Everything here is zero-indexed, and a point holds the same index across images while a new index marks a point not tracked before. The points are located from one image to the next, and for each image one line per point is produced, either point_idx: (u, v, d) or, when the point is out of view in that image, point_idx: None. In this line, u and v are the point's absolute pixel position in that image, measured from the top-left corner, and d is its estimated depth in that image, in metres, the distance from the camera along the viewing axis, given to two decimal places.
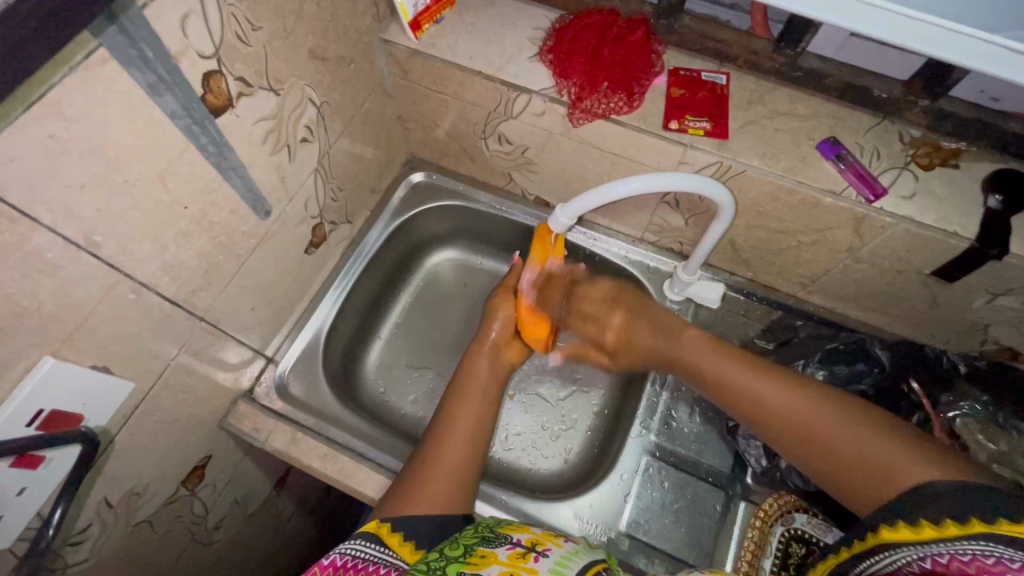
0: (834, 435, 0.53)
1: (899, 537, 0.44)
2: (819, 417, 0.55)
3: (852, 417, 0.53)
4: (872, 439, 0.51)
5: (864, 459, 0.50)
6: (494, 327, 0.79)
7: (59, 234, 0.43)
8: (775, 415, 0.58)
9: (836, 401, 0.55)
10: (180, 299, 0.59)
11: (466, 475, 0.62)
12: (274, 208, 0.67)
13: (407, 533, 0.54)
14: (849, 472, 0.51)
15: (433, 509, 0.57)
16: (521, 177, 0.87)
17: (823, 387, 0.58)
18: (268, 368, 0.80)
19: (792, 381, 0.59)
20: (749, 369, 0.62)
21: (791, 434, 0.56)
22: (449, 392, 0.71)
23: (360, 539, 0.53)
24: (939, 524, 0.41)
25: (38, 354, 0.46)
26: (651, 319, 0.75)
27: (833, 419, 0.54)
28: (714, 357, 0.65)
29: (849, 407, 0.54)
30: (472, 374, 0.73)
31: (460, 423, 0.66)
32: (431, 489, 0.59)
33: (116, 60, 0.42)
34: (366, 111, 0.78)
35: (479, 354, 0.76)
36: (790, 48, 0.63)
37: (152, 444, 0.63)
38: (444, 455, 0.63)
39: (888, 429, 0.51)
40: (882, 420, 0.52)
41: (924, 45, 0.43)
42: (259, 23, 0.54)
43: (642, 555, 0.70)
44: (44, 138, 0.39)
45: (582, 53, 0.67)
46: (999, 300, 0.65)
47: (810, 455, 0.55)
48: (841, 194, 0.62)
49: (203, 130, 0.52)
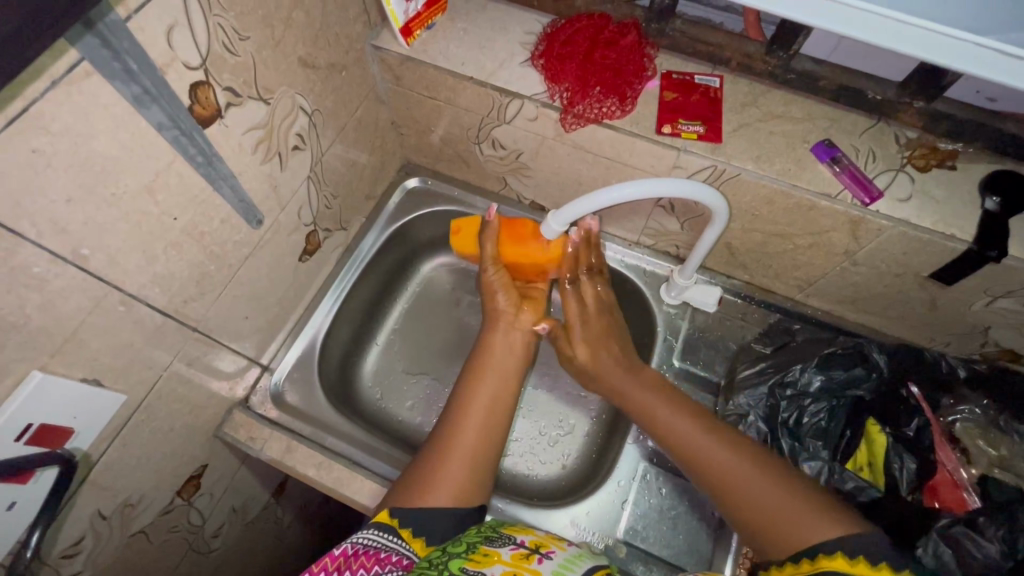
0: (747, 484, 0.57)
1: (835, 566, 0.46)
2: (737, 463, 0.58)
3: (766, 473, 0.57)
4: (779, 494, 0.55)
5: (764, 511, 0.54)
6: (501, 300, 0.77)
7: (45, 248, 0.43)
8: (696, 456, 0.61)
9: (756, 455, 0.59)
10: (172, 310, 0.59)
11: (479, 467, 0.63)
12: (267, 217, 0.67)
13: (417, 528, 0.56)
14: (753, 521, 0.55)
15: (450, 501, 0.59)
16: (516, 182, 0.87)
17: (752, 446, 0.61)
18: (263, 377, 0.79)
19: (718, 429, 0.62)
20: (688, 409, 0.66)
21: (707, 476, 0.60)
22: (462, 379, 0.72)
23: (373, 529, 0.54)
24: (875, 565, 0.45)
25: (27, 368, 0.45)
26: (621, 353, 0.73)
27: (746, 470, 0.58)
28: (657, 401, 0.67)
29: (769, 470, 0.57)
30: (488, 352, 0.74)
31: (472, 410, 0.67)
32: (444, 479, 0.60)
33: (99, 73, 0.41)
34: (360, 117, 0.78)
35: (496, 329, 0.76)
36: (783, 51, 0.62)
37: (146, 455, 0.63)
38: (456, 445, 0.63)
39: (796, 487, 0.55)
40: (794, 479, 0.56)
41: (911, 49, 0.43)
42: (247, 32, 0.53)
43: (640, 562, 0.70)
44: (27, 152, 0.39)
45: (573, 57, 0.66)
46: (999, 302, 0.64)
47: (724, 497, 0.58)
48: (837, 197, 0.61)
49: (191, 141, 0.51)
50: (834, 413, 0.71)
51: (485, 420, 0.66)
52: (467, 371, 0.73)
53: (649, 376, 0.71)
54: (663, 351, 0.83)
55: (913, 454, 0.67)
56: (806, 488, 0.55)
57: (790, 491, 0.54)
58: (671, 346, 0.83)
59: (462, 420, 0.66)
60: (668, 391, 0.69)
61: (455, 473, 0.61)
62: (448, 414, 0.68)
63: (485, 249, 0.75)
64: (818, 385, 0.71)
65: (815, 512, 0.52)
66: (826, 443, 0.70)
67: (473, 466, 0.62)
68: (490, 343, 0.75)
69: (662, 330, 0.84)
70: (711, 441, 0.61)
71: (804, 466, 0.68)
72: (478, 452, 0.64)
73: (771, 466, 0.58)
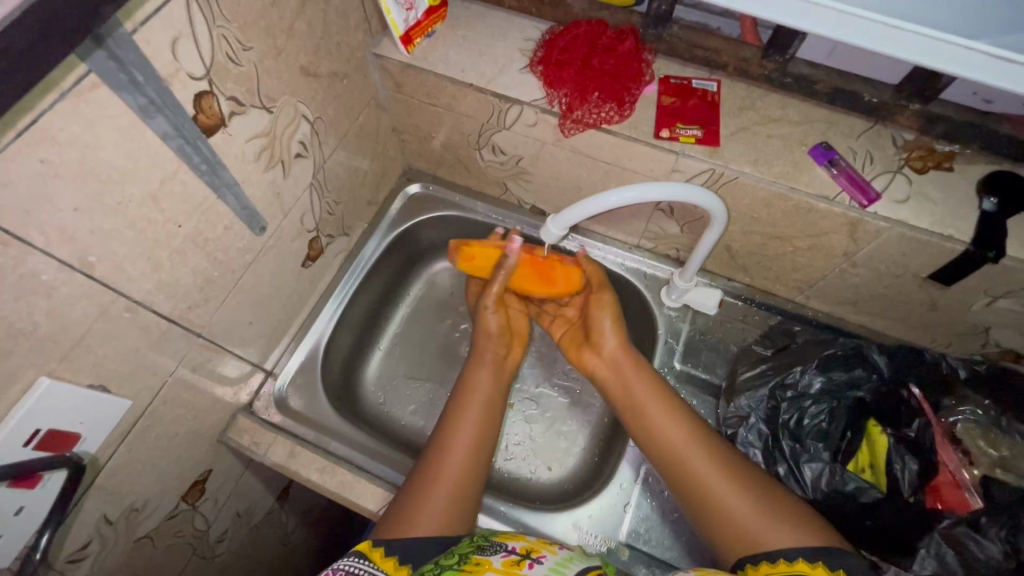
0: (716, 490, 0.57)
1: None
2: (706, 467, 0.59)
3: (730, 479, 0.58)
4: (742, 499, 0.56)
5: (731, 518, 0.55)
6: (495, 333, 0.80)
7: (53, 256, 0.44)
8: (669, 459, 0.62)
9: (721, 460, 0.60)
10: (177, 316, 0.59)
11: (467, 485, 0.63)
12: (270, 224, 0.68)
13: (402, 557, 0.54)
14: (715, 527, 0.56)
15: (437, 516, 0.59)
16: (517, 187, 0.87)
17: (721, 450, 0.61)
18: (267, 382, 0.80)
19: (698, 432, 0.63)
20: (659, 409, 0.65)
21: (677, 478, 0.61)
22: (454, 400, 0.72)
23: (354, 556, 0.52)
24: None
25: (34, 375, 0.46)
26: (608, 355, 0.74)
27: (709, 474, 0.58)
28: (643, 399, 0.67)
29: (732, 477, 0.58)
30: (471, 382, 0.74)
31: (461, 440, 0.66)
32: (431, 496, 0.60)
33: (107, 85, 0.42)
34: (361, 124, 0.79)
35: (486, 361, 0.77)
36: (778, 54, 0.63)
37: (152, 460, 0.64)
38: (444, 471, 0.63)
39: (760, 495, 0.56)
40: (756, 485, 0.57)
41: (907, 54, 0.43)
42: (251, 42, 0.54)
43: (643, 564, 0.70)
44: (37, 162, 0.40)
45: (573, 64, 0.67)
46: (999, 302, 0.64)
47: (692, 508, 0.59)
48: (835, 199, 0.61)
49: (195, 149, 0.52)
50: (834, 415, 0.70)
51: (477, 434, 0.68)
52: (459, 393, 0.73)
53: (632, 371, 0.71)
54: (663, 353, 0.84)
55: (915, 455, 0.67)
56: (767, 496, 0.56)
57: (754, 498, 0.56)
58: (672, 348, 0.84)
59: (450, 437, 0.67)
60: (651, 389, 0.68)
61: (441, 496, 0.61)
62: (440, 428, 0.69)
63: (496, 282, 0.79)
64: (818, 386, 0.71)
65: (770, 518, 0.53)
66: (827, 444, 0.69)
67: (460, 482, 0.63)
68: (476, 374, 0.75)
69: (663, 332, 0.84)
70: (682, 447, 0.61)
71: (805, 468, 0.67)
72: (467, 469, 0.64)
73: (734, 470, 0.59)
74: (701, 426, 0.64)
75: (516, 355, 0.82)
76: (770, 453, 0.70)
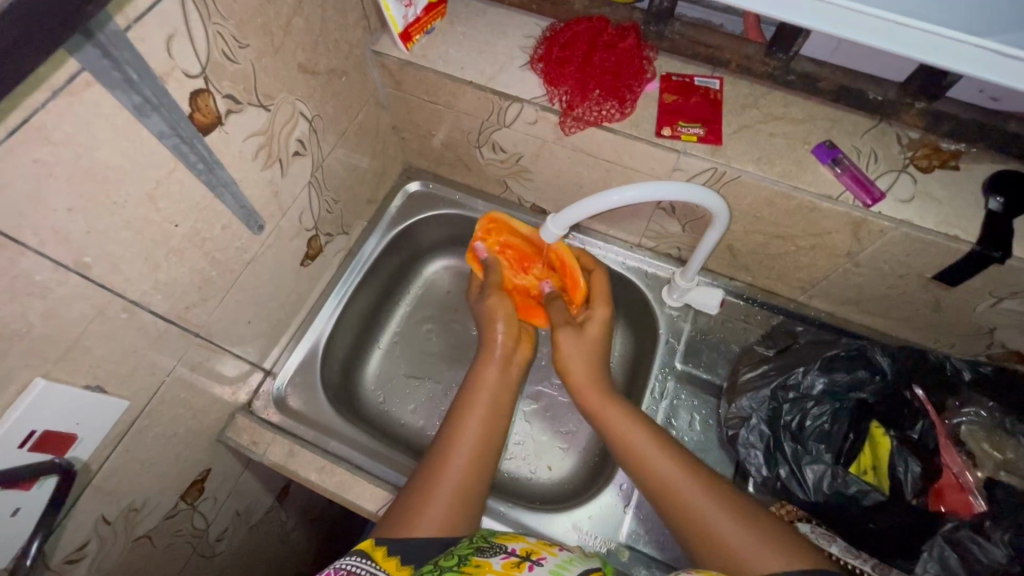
0: (708, 507, 0.57)
1: None
2: (698, 487, 0.59)
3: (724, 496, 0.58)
4: (734, 518, 0.55)
5: (721, 535, 0.55)
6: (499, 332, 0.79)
7: (48, 257, 0.43)
8: (659, 479, 0.61)
9: (716, 483, 0.59)
10: (174, 315, 0.59)
11: (466, 496, 0.62)
12: (268, 222, 0.68)
13: (404, 557, 0.52)
14: (706, 547, 0.55)
15: (432, 525, 0.57)
16: (517, 186, 0.87)
17: (712, 475, 0.61)
18: (266, 381, 0.80)
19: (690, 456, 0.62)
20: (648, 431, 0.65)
21: (667, 499, 0.60)
22: (455, 406, 0.71)
23: (356, 555, 0.50)
24: None
25: (30, 376, 0.46)
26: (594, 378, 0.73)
27: (703, 494, 0.58)
28: (636, 424, 0.66)
29: (726, 500, 0.57)
30: (479, 384, 0.73)
31: (462, 444, 0.66)
32: (431, 503, 0.59)
33: (100, 83, 0.42)
34: (360, 122, 0.78)
35: (491, 364, 0.76)
36: (782, 52, 0.62)
37: (150, 460, 0.64)
38: (446, 471, 0.63)
39: (750, 514, 0.56)
40: (748, 507, 0.57)
41: (916, 52, 0.43)
42: (247, 39, 0.54)
43: (643, 566, 0.70)
44: (30, 162, 0.39)
45: (573, 61, 0.66)
46: (1003, 303, 0.63)
47: (679, 521, 0.58)
48: (838, 199, 0.61)
49: (192, 149, 0.52)
50: (836, 416, 0.69)
51: (479, 440, 0.67)
52: (459, 400, 0.72)
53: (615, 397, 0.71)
54: (664, 353, 0.83)
55: (916, 456, 0.68)
56: (760, 518, 0.56)
57: (745, 516, 0.56)
58: (673, 348, 0.83)
59: (450, 445, 0.65)
60: (642, 417, 0.68)
61: (443, 495, 0.60)
62: (440, 436, 0.68)
63: (488, 278, 0.84)
64: (821, 387, 0.70)
65: (764, 539, 0.53)
66: (829, 446, 0.69)
67: (458, 493, 0.61)
68: (478, 378, 0.74)
69: (664, 332, 0.84)
70: (674, 468, 0.61)
71: (807, 469, 0.67)
72: (466, 476, 0.63)
73: (727, 493, 0.58)
74: (690, 453, 0.64)
75: (524, 351, 0.81)
76: (771, 454, 0.69)
